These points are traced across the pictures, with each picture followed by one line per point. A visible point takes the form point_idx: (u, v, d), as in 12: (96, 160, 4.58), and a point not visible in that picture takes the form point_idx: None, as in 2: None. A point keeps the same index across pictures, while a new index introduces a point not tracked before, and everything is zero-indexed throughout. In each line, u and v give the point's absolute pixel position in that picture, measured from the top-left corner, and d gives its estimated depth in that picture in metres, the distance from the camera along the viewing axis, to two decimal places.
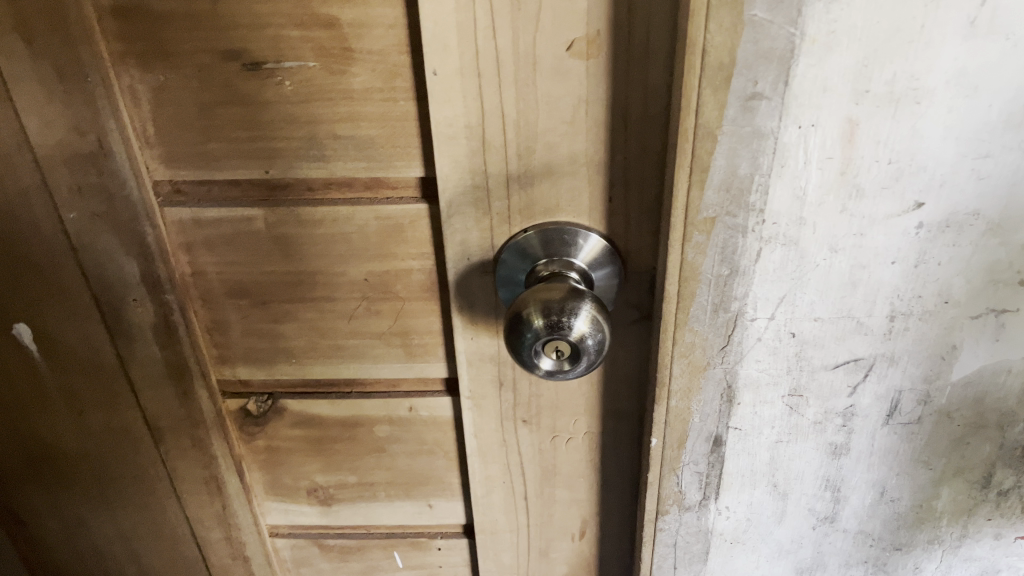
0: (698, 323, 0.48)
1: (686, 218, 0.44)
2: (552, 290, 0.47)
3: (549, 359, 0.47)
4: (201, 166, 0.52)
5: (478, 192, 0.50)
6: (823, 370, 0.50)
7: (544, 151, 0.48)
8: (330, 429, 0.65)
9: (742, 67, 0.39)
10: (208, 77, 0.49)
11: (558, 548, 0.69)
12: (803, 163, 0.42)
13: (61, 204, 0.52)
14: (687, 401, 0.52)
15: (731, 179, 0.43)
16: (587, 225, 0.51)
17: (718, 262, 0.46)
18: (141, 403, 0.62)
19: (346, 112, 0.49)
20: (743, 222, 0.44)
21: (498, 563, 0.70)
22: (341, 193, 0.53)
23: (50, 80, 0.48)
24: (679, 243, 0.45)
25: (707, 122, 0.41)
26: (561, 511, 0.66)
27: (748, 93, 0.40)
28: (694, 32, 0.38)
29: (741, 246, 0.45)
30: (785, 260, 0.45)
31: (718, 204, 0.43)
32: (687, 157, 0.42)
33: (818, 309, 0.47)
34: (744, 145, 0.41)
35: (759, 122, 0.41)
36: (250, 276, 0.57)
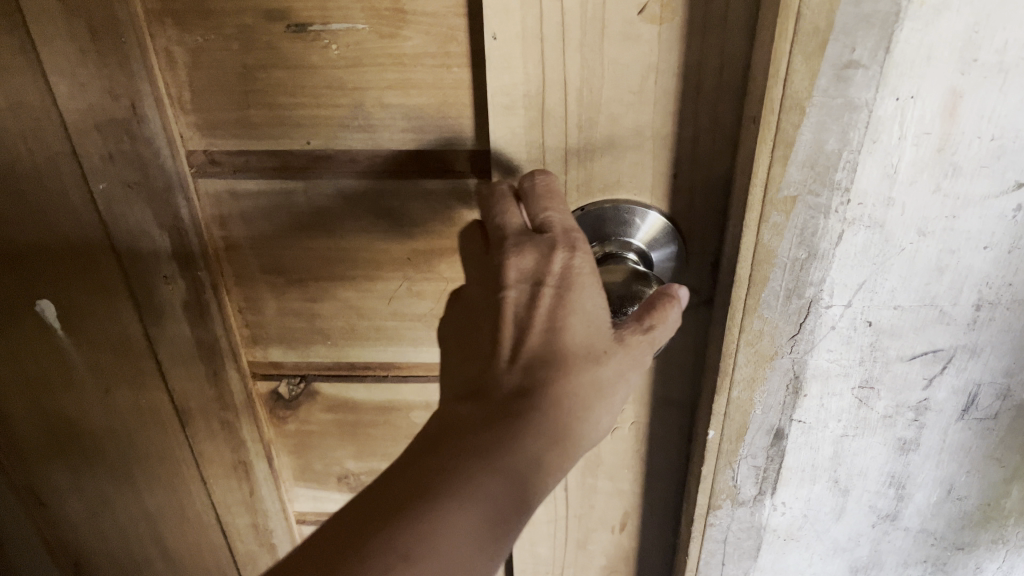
0: (768, 310, 0.45)
1: (766, 197, 0.41)
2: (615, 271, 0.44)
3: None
4: (238, 135, 0.49)
5: (534, 167, 0.47)
6: (898, 361, 0.47)
7: (607, 123, 0.45)
8: (365, 414, 0.62)
9: (840, 31, 0.36)
10: (250, 39, 0.46)
11: (597, 540, 0.66)
12: (897, 138, 0.39)
13: (91, 173, 0.49)
14: (750, 392, 0.49)
15: (817, 155, 0.39)
16: (648, 203, 0.48)
17: (796, 245, 0.42)
18: (170, 385, 0.59)
19: (397, 80, 0.46)
20: (826, 202, 0.41)
21: (533, 555, 0.68)
22: (386, 165, 0.50)
23: (83, 39, 0.45)
24: (754, 225, 0.42)
25: (796, 92, 0.37)
26: (602, 503, 0.64)
27: (844, 60, 0.37)
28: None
29: (822, 228, 0.42)
30: (867, 245, 0.42)
31: (801, 182, 0.40)
32: (771, 131, 0.39)
33: (899, 297, 0.44)
34: (835, 118, 0.38)
35: (853, 93, 0.37)
36: (286, 253, 0.54)
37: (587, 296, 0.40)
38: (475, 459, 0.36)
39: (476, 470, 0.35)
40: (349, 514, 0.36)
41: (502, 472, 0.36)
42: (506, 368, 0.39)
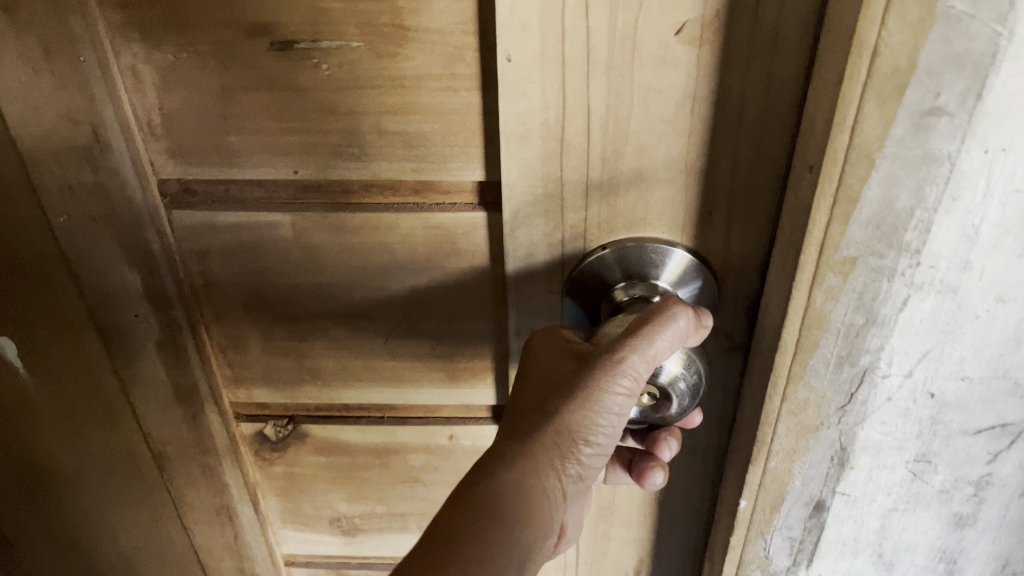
0: (815, 379, 0.40)
1: (820, 257, 0.36)
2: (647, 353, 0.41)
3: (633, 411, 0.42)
4: (214, 162, 0.43)
5: (551, 203, 0.42)
6: (962, 437, 0.41)
7: (636, 156, 0.40)
8: (359, 456, 0.57)
9: (924, 74, 0.30)
10: (229, 56, 0.40)
11: None
12: (982, 195, 0.33)
13: (51, 205, 0.43)
14: (789, 463, 0.43)
15: (884, 213, 0.34)
16: (679, 244, 0.43)
17: (852, 310, 0.37)
18: (144, 426, 0.54)
19: (396, 104, 0.41)
20: (891, 264, 0.35)
21: None
22: (382, 196, 0.45)
23: (33, 57, 0.38)
24: (806, 287, 0.37)
25: (864, 143, 0.32)
26: (616, 554, 0.58)
27: (926, 106, 0.31)
28: (865, 28, 0.30)
29: (884, 292, 0.36)
30: (936, 312, 0.36)
31: (864, 242, 0.35)
32: (831, 185, 0.33)
33: (969, 370, 0.38)
34: (910, 172, 0.32)
35: (933, 144, 0.32)
36: (273, 288, 0.48)
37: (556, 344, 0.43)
38: (497, 496, 0.39)
39: (503, 496, 0.39)
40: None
41: (525, 498, 0.39)
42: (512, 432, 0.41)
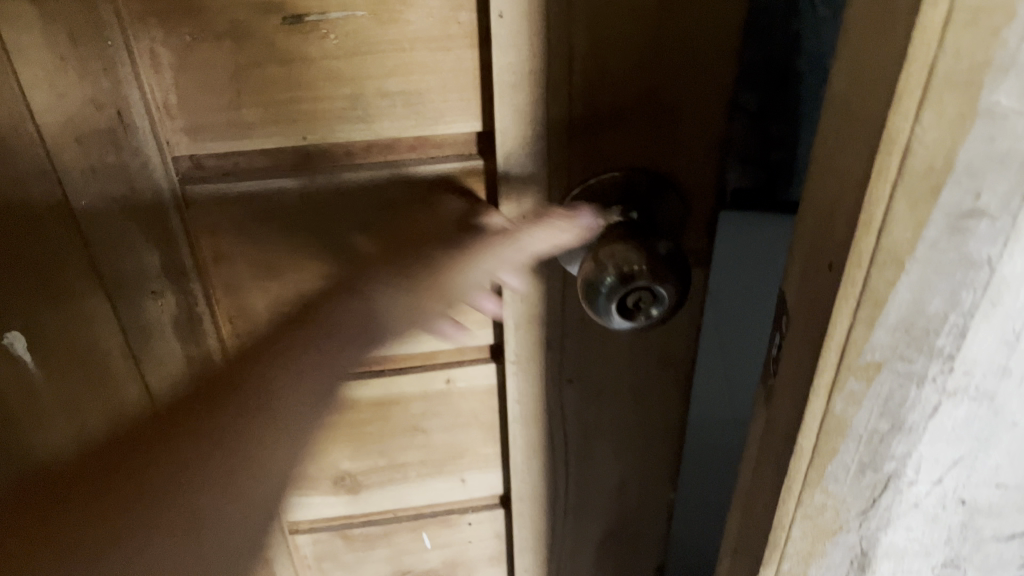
0: (835, 484, 0.44)
1: (843, 361, 0.39)
2: (613, 249, 0.47)
3: (629, 316, 0.48)
4: (226, 138, 0.47)
5: (540, 142, 0.48)
6: (991, 536, 0.47)
7: (610, 93, 0.47)
8: (361, 411, 0.62)
9: (961, 171, 0.32)
10: (244, 35, 0.43)
11: (597, 504, 0.68)
12: (1019, 301, 0.36)
13: (74, 191, 0.46)
14: (806, 563, 0.49)
15: (913, 317, 0.37)
16: (652, 169, 0.49)
17: (877, 417, 0.41)
18: (157, 406, 0.56)
19: (397, 66, 0.46)
20: (919, 369, 0.39)
21: (534, 527, 0.70)
22: (383, 155, 0.50)
23: (62, 44, 0.41)
24: (826, 392, 0.40)
25: (895, 240, 0.34)
26: (601, 466, 0.66)
27: (966, 208, 0.33)
28: (898, 124, 0.31)
29: (911, 398, 0.40)
30: (968, 417, 0.41)
31: (888, 345, 0.38)
32: (857, 286, 0.36)
33: (1000, 474, 0.44)
34: (944, 273, 0.35)
35: (970, 245, 0.34)
36: (281, 254, 0.52)
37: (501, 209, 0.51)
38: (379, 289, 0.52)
39: (382, 296, 0.52)
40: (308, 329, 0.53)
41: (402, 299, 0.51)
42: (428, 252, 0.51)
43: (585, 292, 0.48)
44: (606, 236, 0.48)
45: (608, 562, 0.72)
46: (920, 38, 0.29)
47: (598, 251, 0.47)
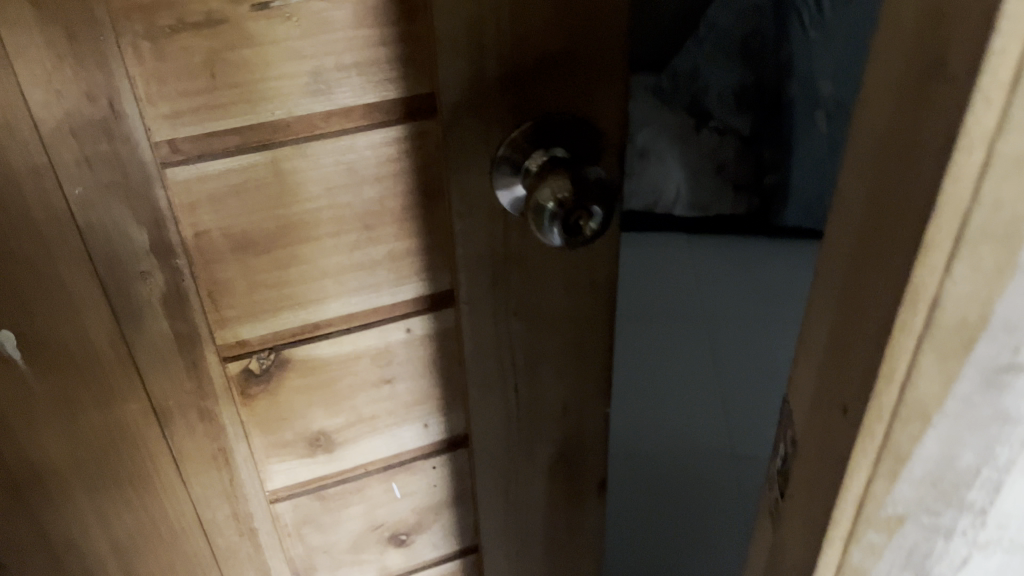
0: None
1: (860, 514, 0.35)
2: (553, 180, 0.56)
3: (570, 235, 0.57)
4: (201, 117, 0.52)
5: (476, 98, 0.56)
6: None
7: (532, 49, 0.55)
8: (332, 370, 0.67)
9: (999, 328, 0.28)
10: (217, 23, 0.49)
11: (545, 429, 0.77)
12: None
13: (67, 179, 0.50)
14: None
15: (943, 471, 0.33)
16: (569, 112, 0.59)
17: (899, 565, 0.37)
18: (146, 385, 0.60)
19: (350, 41, 0.53)
20: (945, 520, 0.35)
21: (493, 463, 0.77)
22: (341, 124, 0.56)
23: (58, 42, 0.46)
24: (842, 541, 0.36)
25: (921, 395, 0.31)
26: (547, 391, 0.74)
27: (1001, 363, 0.29)
28: (923, 277, 0.28)
29: (938, 548, 0.36)
30: (1001, 566, 0.37)
31: (913, 498, 0.34)
32: (877, 440, 0.32)
33: None
34: (974, 430, 0.31)
35: (1005, 401, 0.31)
36: (256, 226, 0.58)
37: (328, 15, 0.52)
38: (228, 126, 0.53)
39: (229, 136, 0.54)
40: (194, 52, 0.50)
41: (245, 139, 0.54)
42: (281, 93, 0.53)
43: (533, 218, 0.57)
44: (547, 170, 0.57)
45: (556, 483, 0.81)
46: (950, 184, 0.26)
47: (542, 183, 0.57)
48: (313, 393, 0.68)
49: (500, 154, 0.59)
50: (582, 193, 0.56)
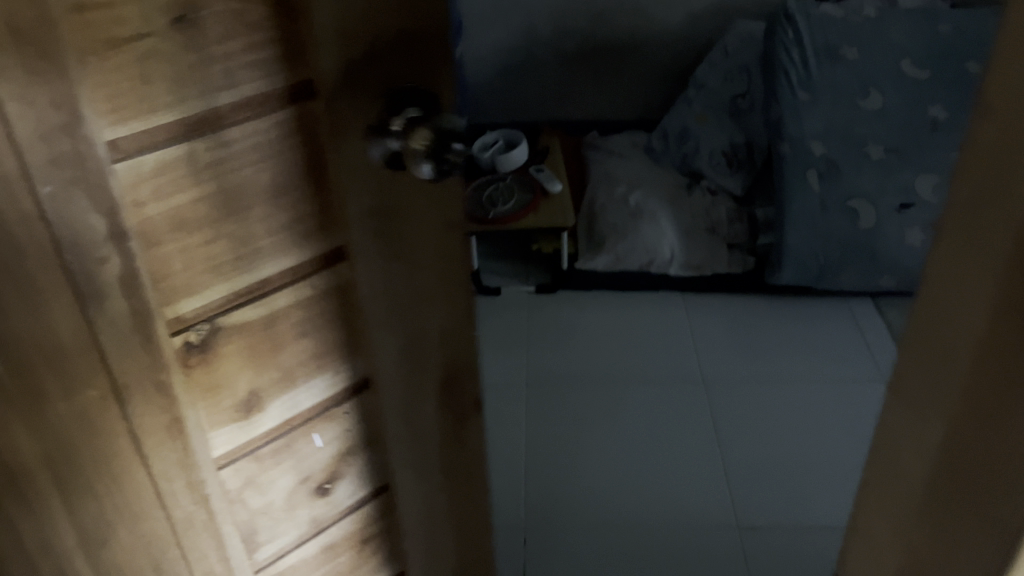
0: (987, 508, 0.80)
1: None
2: (417, 131, 0.63)
3: (442, 169, 0.63)
4: (137, 116, 0.63)
5: (347, 79, 0.65)
6: None
7: (379, 32, 0.64)
8: (256, 333, 0.79)
9: None
10: (147, 36, 0.61)
11: (434, 382, 0.83)
12: None
13: (37, 178, 0.59)
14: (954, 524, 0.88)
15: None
16: (417, 80, 0.66)
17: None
18: (106, 365, 0.69)
19: (250, 42, 0.66)
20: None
21: (403, 419, 0.85)
22: (247, 112, 0.68)
23: (28, 59, 0.56)
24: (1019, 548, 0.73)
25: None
26: (435, 344, 0.80)
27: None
28: None
29: None
30: None
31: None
32: None
33: None
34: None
35: None
36: (186, 207, 0.69)
37: (232, 24, 0.64)
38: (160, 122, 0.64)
39: (160, 131, 0.65)
40: (128, 61, 0.61)
41: (171, 131, 0.66)
42: (199, 91, 0.65)
43: (412, 165, 0.64)
44: (410, 124, 0.64)
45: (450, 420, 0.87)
46: None
47: (408, 138, 0.64)
48: (241, 354, 0.79)
49: (369, 123, 0.67)
50: (445, 134, 0.63)
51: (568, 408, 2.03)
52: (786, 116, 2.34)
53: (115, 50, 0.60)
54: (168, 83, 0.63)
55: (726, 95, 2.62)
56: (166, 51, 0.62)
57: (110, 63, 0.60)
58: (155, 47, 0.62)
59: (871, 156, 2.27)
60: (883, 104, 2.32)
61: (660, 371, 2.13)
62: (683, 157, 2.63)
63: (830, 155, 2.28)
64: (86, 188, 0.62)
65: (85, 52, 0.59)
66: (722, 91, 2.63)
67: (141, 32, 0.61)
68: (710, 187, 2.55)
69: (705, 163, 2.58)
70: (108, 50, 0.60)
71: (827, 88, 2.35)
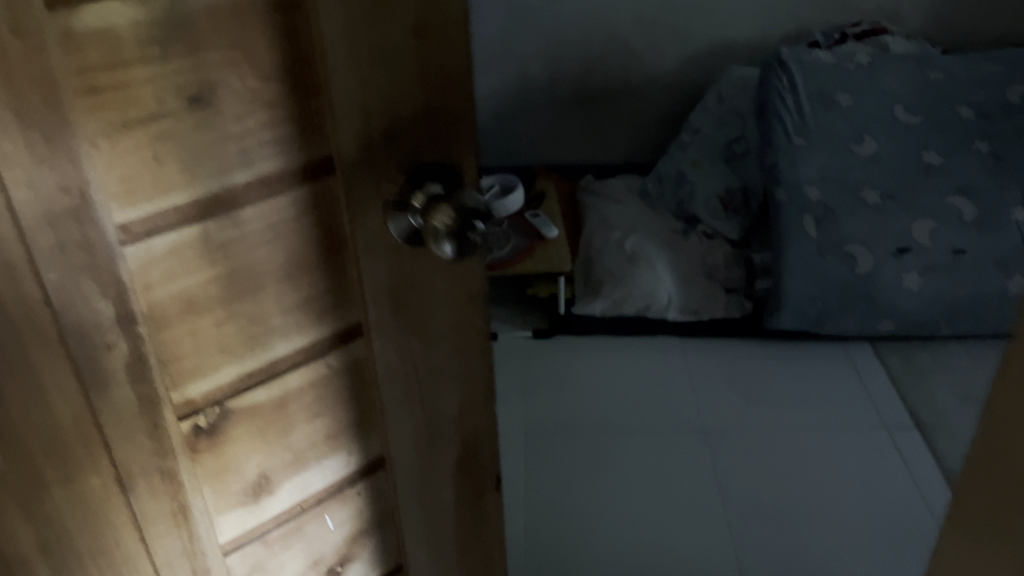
0: None
1: None
2: (439, 211, 0.60)
3: (464, 245, 0.59)
4: (149, 197, 0.61)
5: (368, 154, 0.61)
6: None
7: (404, 107, 0.60)
8: (267, 414, 0.76)
9: None
10: (161, 118, 0.59)
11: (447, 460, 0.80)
12: None
13: (44, 267, 0.57)
14: None
15: None
16: (438, 156, 0.64)
17: None
18: (111, 453, 0.66)
19: (267, 121, 0.64)
20: None
21: (415, 500, 0.81)
22: (262, 191, 0.66)
23: (38, 146, 0.53)
24: None
25: None
26: (448, 421, 0.77)
27: None
28: None
29: None
30: None
31: None
32: None
33: None
34: None
35: None
36: (197, 288, 0.66)
37: (248, 103, 0.62)
38: (171, 204, 0.62)
39: (172, 213, 0.63)
40: (140, 144, 0.59)
41: (183, 213, 0.63)
42: (214, 172, 0.63)
43: (433, 247, 0.60)
44: (431, 203, 0.61)
45: (463, 492, 0.83)
46: None
47: (430, 216, 0.60)
48: (251, 437, 0.76)
49: (389, 199, 0.63)
50: (466, 211, 0.60)
51: (572, 453, 1.90)
52: (778, 161, 2.23)
53: (127, 132, 0.58)
54: (182, 164, 0.61)
55: (722, 139, 2.55)
56: (181, 132, 0.60)
57: (121, 145, 0.58)
58: (169, 129, 0.60)
59: (866, 202, 2.15)
60: (877, 150, 2.22)
61: (659, 423, 1.98)
62: (678, 201, 2.54)
63: (827, 202, 2.15)
64: (94, 274, 0.59)
65: (96, 135, 0.57)
66: (715, 135, 2.55)
67: (155, 113, 0.59)
68: (706, 232, 2.44)
69: (701, 208, 2.48)
70: (120, 133, 0.58)
71: (822, 134, 2.25)
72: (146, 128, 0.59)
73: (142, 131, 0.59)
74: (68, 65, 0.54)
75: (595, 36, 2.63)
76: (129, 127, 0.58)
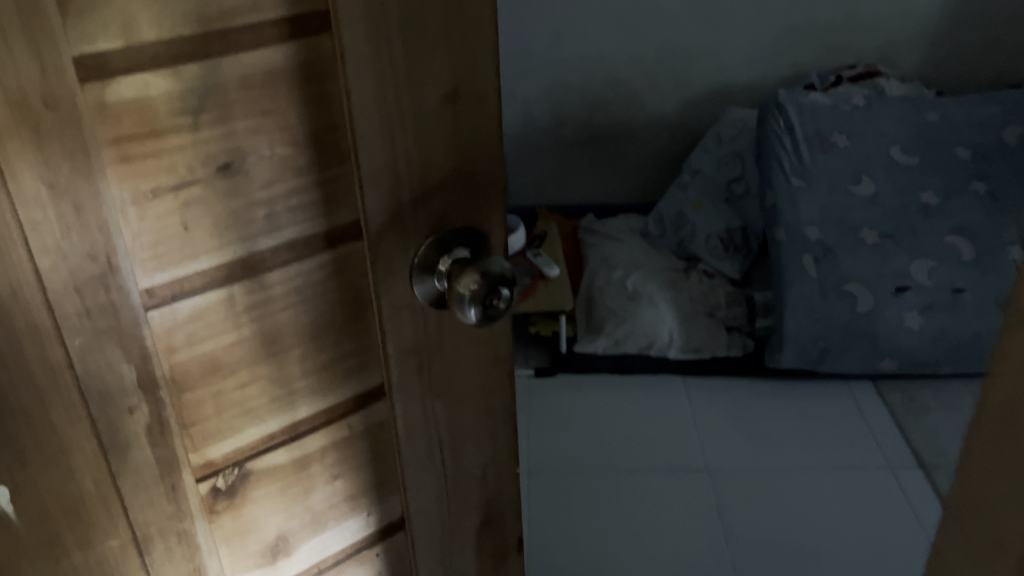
0: None
1: None
2: (465, 274, 0.62)
3: (486, 313, 0.62)
4: (176, 263, 0.61)
5: (396, 220, 0.62)
6: None
7: (433, 174, 0.62)
8: (286, 475, 0.75)
9: None
10: (190, 185, 0.60)
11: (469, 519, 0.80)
12: None
13: (68, 332, 0.57)
14: None
15: None
16: (464, 220, 0.65)
17: None
18: (129, 516, 0.65)
19: (295, 187, 0.65)
20: None
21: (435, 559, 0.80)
22: (288, 255, 0.67)
23: (67, 214, 0.54)
24: None
25: None
26: (470, 479, 0.77)
27: None
28: None
29: None
30: None
31: None
32: None
33: None
34: None
35: None
36: (221, 351, 0.67)
37: (276, 170, 0.63)
38: (196, 268, 0.62)
39: (197, 277, 0.63)
40: (169, 210, 0.59)
41: (208, 277, 0.64)
42: (240, 237, 0.64)
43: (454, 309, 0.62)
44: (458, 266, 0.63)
45: (483, 550, 0.83)
46: None
47: (455, 279, 0.62)
48: (271, 497, 0.75)
49: (416, 262, 0.64)
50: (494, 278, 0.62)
51: (577, 491, 1.88)
52: (779, 202, 2.24)
53: (156, 199, 0.58)
54: (209, 229, 0.62)
55: (721, 180, 2.56)
56: (209, 198, 0.61)
57: (150, 212, 0.59)
58: (197, 195, 0.60)
59: (866, 242, 2.16)
60: (875, 191, 2.24)
61: (664, 461, 1.96)
62: (679, 241, 2.54)
63: (827, 241, 2.16)
64: (118, 338, 0.60)
65: (126, 203, 0.57)
66: (715, 176, 2.57)
67: (184, 181, 0.59)
68: (707, 271, 2.44)
69: (701, 248, 2.48)
70: (150, 200, 0.58)
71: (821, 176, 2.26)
72: (175, 195, 0.59)
73: (171, 198, 0.59)
74: (103, 136, 0.55)
75: (596, 79, 2.65)
76: (158, 195, 0.58)
